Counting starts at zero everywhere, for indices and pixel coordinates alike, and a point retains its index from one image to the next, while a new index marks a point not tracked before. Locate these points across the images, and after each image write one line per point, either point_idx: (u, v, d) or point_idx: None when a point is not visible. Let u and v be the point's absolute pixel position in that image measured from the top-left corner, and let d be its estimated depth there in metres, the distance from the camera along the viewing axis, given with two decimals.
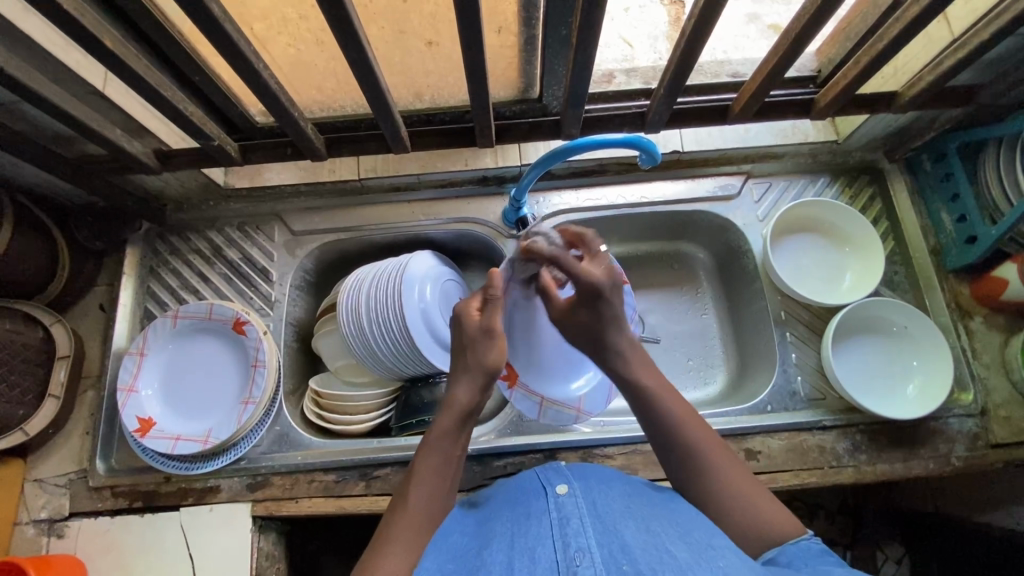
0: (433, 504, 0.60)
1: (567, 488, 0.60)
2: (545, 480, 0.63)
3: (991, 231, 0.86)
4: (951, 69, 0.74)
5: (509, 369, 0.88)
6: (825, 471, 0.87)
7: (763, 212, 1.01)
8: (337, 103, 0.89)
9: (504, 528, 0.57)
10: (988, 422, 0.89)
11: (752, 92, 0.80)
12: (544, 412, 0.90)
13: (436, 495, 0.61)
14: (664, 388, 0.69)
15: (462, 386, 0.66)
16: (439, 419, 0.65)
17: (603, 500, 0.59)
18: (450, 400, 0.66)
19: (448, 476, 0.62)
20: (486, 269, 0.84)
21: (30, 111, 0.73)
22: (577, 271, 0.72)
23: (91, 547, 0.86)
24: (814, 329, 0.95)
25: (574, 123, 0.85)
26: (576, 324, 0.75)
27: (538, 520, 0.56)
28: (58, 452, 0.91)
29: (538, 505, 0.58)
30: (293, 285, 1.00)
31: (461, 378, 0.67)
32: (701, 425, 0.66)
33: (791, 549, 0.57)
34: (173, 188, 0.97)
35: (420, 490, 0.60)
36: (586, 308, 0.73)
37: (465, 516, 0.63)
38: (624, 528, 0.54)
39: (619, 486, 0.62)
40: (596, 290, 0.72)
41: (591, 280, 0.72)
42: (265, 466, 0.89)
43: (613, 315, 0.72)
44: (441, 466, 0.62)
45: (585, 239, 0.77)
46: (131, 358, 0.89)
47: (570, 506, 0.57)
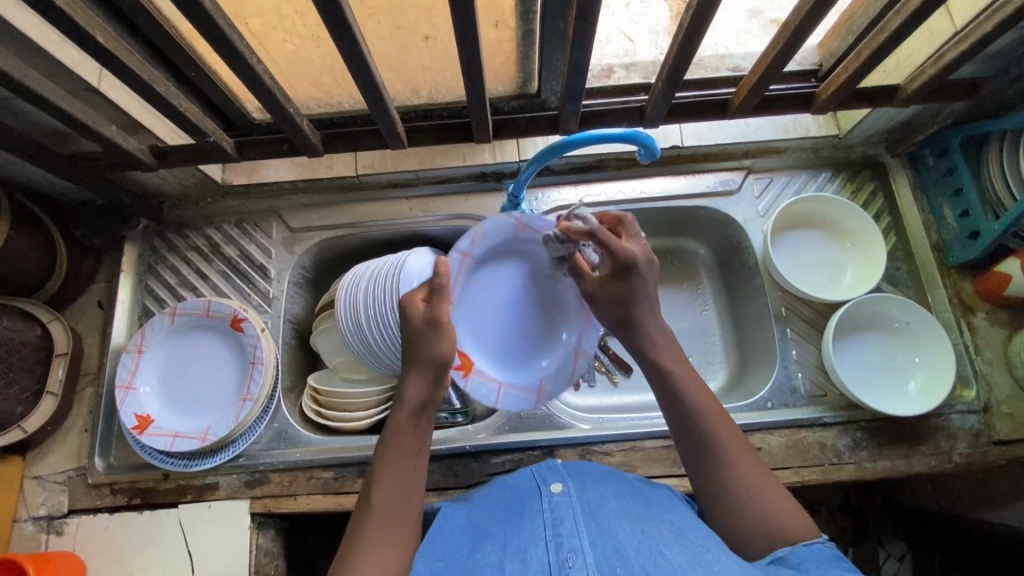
0: (402, 504, 0.57)
1: (561, 487, 0.59)
2: (539, 478, 0.62)
3: (994, 225, 0.85)
4: (953, 61, 0.73)
5: (463, 356, 0.84)
6: (825, 468, 0.87)
7: (763, 207, 1.00)
8: (334, 99, 0.89)
9: (497, 528, 0.57)
10: (990, 419, 0.88)
11: (752, 86, 0.79)
12: (501, 398, 0.86)
13: (405, 494, 0.58)
14: (689, 379, 0.66)
15: (412, 379, 0.64)
16: (395, 416, 0.62)
17: (598, 499, 0.58)
18: (404, 395, 0.63)
19: (414, 472, 0.60)
20: (456, 253, 0.82)
21: (26, 108, 0.73)
22: (611, 244, 0.70)
23: (90, 545, 0.86)
24: (814, 326, 0.94)
25: (572, 117, 0.84)
26: (605, 297, 0.73)
27: (532, 520, 0.56)
28: (57, 450, 0.91)
29: (532, 504, 0.58)
30: (292, 282, 1.00)
31: (411, 371, 0.64)
32: (721, 418, 0.64)
33: (803, 550, 0.56)
34: (171, 185, 0.96)
35: (386, 490, 0.58)
36: (616, 280, 0.71)
37: (458, 513, 0.63)
38: (619, 529, 0.54)
39: (614, 485, 0.62)
40: (630, 263, 0.70)
41: (625, 255, 0.70)
42: (264, 463, 0.89)
43: (643, 290, 0.70)
44: (403, 462, 0.59)
45: (625, 224, 0.75)
46: (129, 355, 0.90)
47: (564, 506, 0.56)
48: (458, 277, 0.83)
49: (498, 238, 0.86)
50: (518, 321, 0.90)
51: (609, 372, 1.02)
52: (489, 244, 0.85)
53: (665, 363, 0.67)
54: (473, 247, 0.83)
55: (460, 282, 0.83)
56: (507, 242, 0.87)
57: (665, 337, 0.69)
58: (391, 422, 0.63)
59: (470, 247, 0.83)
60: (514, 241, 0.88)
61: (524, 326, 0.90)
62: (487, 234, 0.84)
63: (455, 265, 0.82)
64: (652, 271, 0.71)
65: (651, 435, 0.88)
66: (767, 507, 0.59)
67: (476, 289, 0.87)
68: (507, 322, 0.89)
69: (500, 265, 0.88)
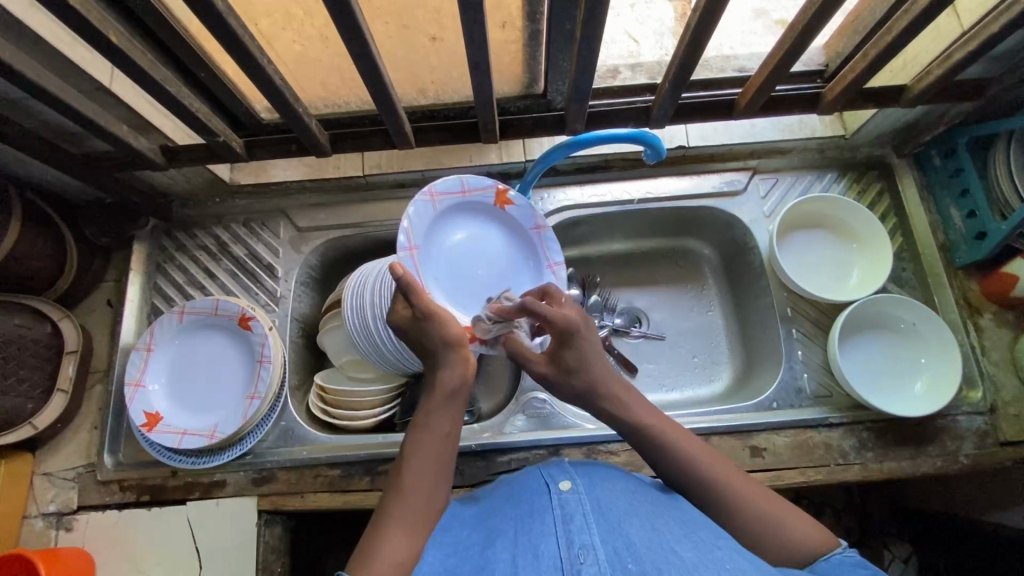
0: (430, 491, 0.57)
1: (570, 485, 0.59)
2: (548, 476, 0.63)
3: (1001, 226, 0.85)
4: (960, 62, 0.73)
5: (470, 329, 0.80)
6: (831, 468, 0.86)
7: (769, 208, 1.00)
8: (341, 99, 0.89)
9: (507, 525, 0.57)
10: (997, 420, 0.88)
11: (758, 86, 0.79)
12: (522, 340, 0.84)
13: (432, 477, 0.58)
14: (668, 429, 0.63)
15: (447, 367, 0.64)
16: (428, 399, 0.62)
17: (606, 497, 0.58)
18: (439, 379, 0.63)
19: (443, 455, 0.60)
20: (401, 251, 0.77)
21: (39, 108, 0.74)
22: (544, 315, 0.65)
23: (99, 540, 0.87)
24: (820, 326, 0.94)
25: (579, 118, 0.84)
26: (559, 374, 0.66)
27: (541, 517, 0.56)
28: (67, 446, 0.92)
29: (541, 502, 0.58)
30: (299, 281, 1.01)
31: (442, 362, 0.64)
32: (712, 457, 0.61)
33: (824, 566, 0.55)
34: (179, 185, 0.97)
35: (415, 472, 0.58)
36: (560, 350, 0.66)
37: (469, 512, 0.63)
38: (629, 526, 0.54)
39: (623, 483, 0.62)
40: (570, 329, 0.65)
41: (563, 320, 0.65)
42: (270, 461, 0.89)
43: (592, 351, 0.65)
44: (435, 446, 0.59)
45: (552, 292, 0.71)
46: (138, 353, 0.90)
47: (574, 504, 0.56)
48: (417, 271, 0.79)
49: (427, 219, 0.81)
50: (493, 269, 0.87)
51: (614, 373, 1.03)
52: (430, 218, 0.82)
53: (642, 421, 0.63)
54: (417, 228, 0.79)
55: (423, 273, 0.79)
56: (437, 215, 0.83)
57: (631, 394, 0.65)
58: (424, 406, 0.62)
59: (416, 230, 0.79)
60: (442, 213, 0.84)
61: (495, 272, 0.87)
62: (415, 220, 0.79)
63: (408, 262, 0.78)
64: (592, 330, 0.66)
65: None
66: (785, 533, 0.57)
67: (445, 261, 0.83)
68: (482, 277, 0.86)
69: (449, 231, 0.85)
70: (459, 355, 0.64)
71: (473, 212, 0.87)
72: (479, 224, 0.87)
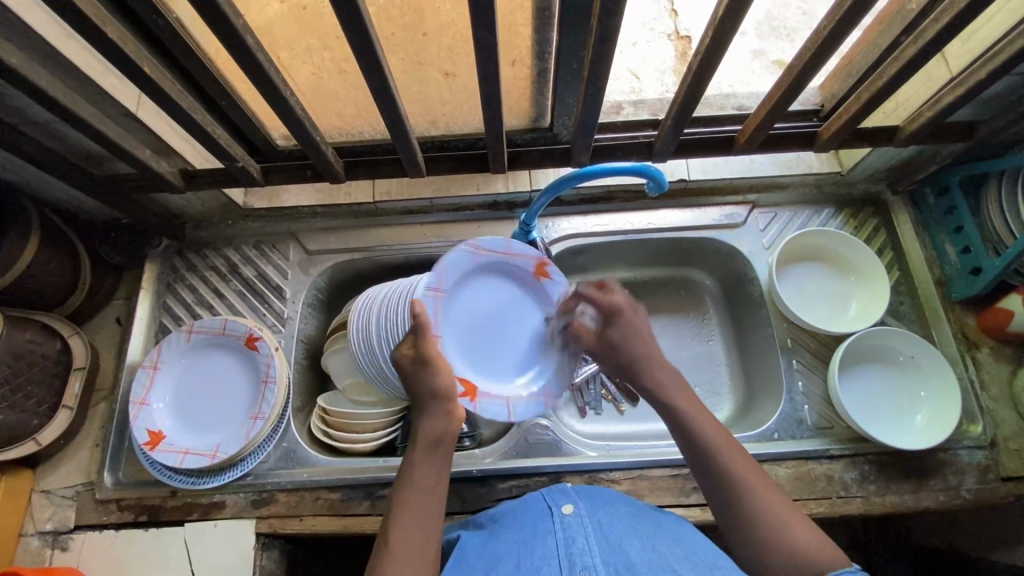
0: (421, 544, 0.57)
1: (573, 508, 0.60)
2: (551, 502, 0.63)
3: (994, 262, 0.87)
4: (949, 105, 0.76)
5: (464, 382, 0.83)
6: (833, 501, 0.86)
7: (769, 240, 1.02)
8: (355, 129, 0.93)
9: (511, 550, 0.57)
10: (998, 455, 0.88)
11: (756, 125, 0.82)
12: (514, 409, 0.87)
13: (421, 530, 0.58)
14: (700, 416, 0.67)
15: (430, 419, 0.67)
16: (412, 454, 0.64)
17: (608, 520, 0.59)
18: (421, 433, 0.66)
19: (432, 506, 0.60)
20: (427, 291, 0.81)
21: (67, 132, 0.77)
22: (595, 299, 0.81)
23: (94, 562, 0.86)
24: (820, 357, 0.95)
25: (584, 150, 0.87)
26: (609, 350, 0.79)
27: (544, 539, 0.56)
28: (67, 464, 0.91)
29: (544, 525, 0.59)
30: (306, 303, 1.02)
31: (427, 411, 0.67)
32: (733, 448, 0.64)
33: None
34: (194, 207, 1.00)
35: (403, 524, 0.58)
36: (608, 330, 0.80)
37: (473, 538, 0.63)
38: (628, 547, 0.54)
39: (624, 509, 0.63)
40: (614, 311, 0.79)
41: (612, 304, 0.80)
42: (270, 483, 0.89)
43: (633, 332, 0.77)
44: (421, 500, 0.60)
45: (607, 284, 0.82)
46: (144, 371, 0.91)
47: (576, 526, 0.57)
48: (438, 313, 0.83)
49: (465, 267, 0.87)
50: (498, 327, 0.91)
51: (616, 401, 1.04)
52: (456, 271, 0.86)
53: (676, 402, 0.69)
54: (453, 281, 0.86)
55: (442, 316, 0.83)
56: (476, 266, 0.88)
57: (666, 373, 0.73)
58: (407, 462, 0.64)
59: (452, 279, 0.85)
60: (478, 264, 0.88)
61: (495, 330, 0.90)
62: (451, 266, 0.84)
63: (430, 303, 0.82)
64: (636, 315, 0.79)
65: (658, 464, 0.88)
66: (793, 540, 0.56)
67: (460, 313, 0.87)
68: (487, 335, 0.89)
69: (474, 286, 0.89)
70: (442, 406, 0.67)
71: (493, 276, 0.90)
72: (497, 284, 0.91)
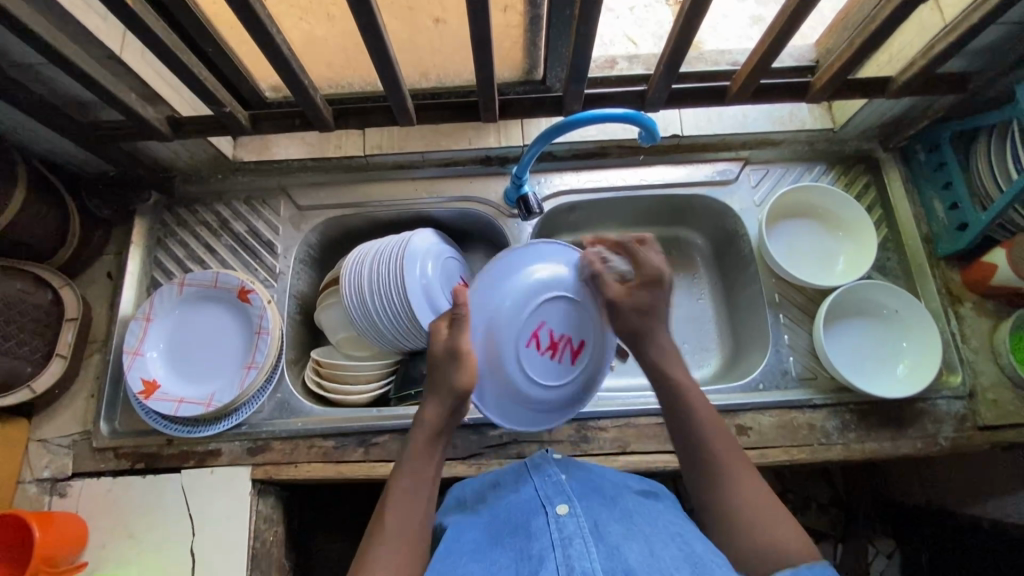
0: (410, 532, 0.63)
1: (567, 508, 0.63)
2: (545, 498, 0.66)
3: (981, 217, 0.88)
4: (943, 51, 0.76)
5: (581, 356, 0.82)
6: (814, 448, 0.88)
7: (759, 197, 1.02)
8: (345, 81, 0.93)
9: (509, 558, 0.59)
10: (976, 405, 0.90)
11: (747, 73, 0.82)
12: (564, 404, 0.82)
13: (414, 518, 0.64)
14: (689, 393, 0.72)
15: (431, 404, 0.71)
16: (413, 439, 0.70)
17: (604, 522, 0.61)
18: (420, 419, 0.71)
19: (425, 493, 0.67)
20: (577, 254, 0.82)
21: (49, 75, 0.75)
22: (638, 257, 0.80)
23: (91, 507, 0.87)
24: (807, 312, 0.97)
25: (576, 98, 0.86)
26: (637, 308, 0.78)
27: (540, 539, 0.59)
28: (63, 413, 0.92)
29: (539, 524, 0.62)
30: (298, 259, 1.03)
31: (432, 397, 0.72)
32: (723, 433, 0.69)
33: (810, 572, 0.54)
34: (183, 159, 0.99)
35: (397, 510, 0.64)
36: (648, 292, 0.79)
37: (467, 535, 0.66)
38: (628, 552, 0.56)
39: (621, 508, 0.65)
40: (658, 276, 0.79)
41: (652, 265, 0.80)
42: (265, 431, 0.90)
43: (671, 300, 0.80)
44: (414, 488, 0.66)
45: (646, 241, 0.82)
46: (137, 323, 0.92)
47: (572, 526, 0.60)
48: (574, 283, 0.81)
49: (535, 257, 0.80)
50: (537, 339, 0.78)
51: None
52: (509, 292, 0.77)
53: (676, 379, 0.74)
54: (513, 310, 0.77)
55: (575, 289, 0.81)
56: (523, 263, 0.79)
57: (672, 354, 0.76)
58: (408, 445, 0.70)
59: (495, 314, 0.76)
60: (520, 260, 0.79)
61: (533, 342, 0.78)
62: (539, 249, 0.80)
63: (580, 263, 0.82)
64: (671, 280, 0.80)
65: (645, 412, 0.90)
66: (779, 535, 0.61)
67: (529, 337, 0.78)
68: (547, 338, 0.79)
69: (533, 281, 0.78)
70: (452, 399, 0.71)
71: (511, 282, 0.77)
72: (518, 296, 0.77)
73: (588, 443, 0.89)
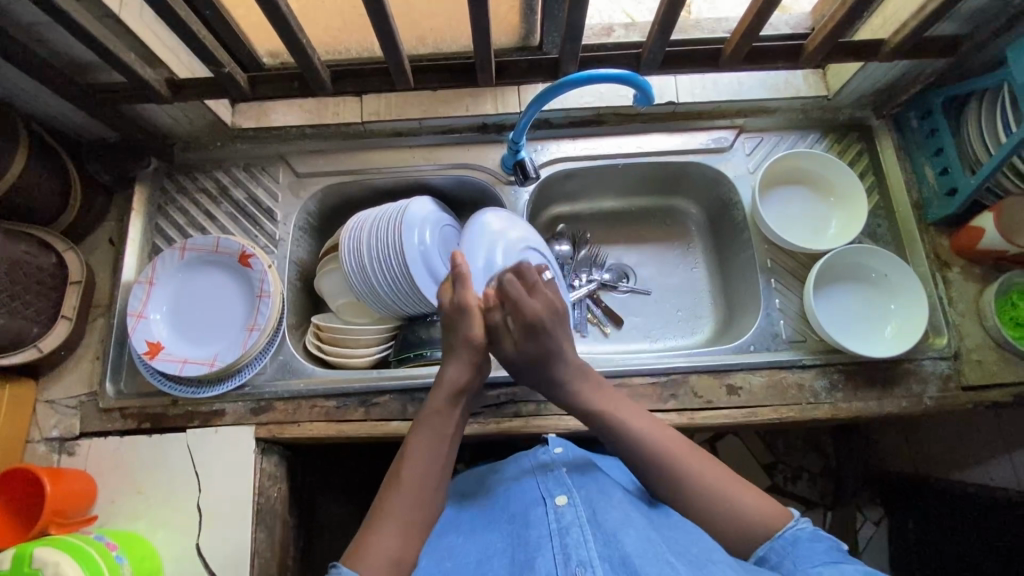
0: (422, 484, 0.67)
1: (565, 499, 0.67)
2: (546, 490, 0.70)
3: (970, 180, 0.89)
4: (933, 13, 0.77)
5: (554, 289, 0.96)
6: (802, 407, 0.91)
7: (754, 164, 1.04)
8: (342, 46, 0.93)
9: (507, 543, 0.65)
10: (961, 365, 0.92)
11: (741, 35, 0.82)
12: None
13: (427, 471, 0.68)
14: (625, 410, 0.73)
15: (452, 365, 0.74)
16: (433, 397, 0.73)
17: (603, 508, 0.65)
18: (442, 378, 0.74)
19: (440, 451, 0.70)
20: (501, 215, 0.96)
21: (50, 35, 0.76)
22: (515, 300, 0.75)
23: (100, 464, 0.90)
24: (798, 276, 0.99)
25: (572, 60, 0.86)
26: (528, 360, 0.75)
27: (539, 528, 0.64)
28: (69, 375, 0.94)
29: (538, 513, 0.66)
30: (297, 226, 1.04)
31: (453, 358, 0.75)
32: (664, 433, 0.71)
33: (780, 545, 0.62)
34: (182, 126, 0.99)
35: (412, 464, 0.68)
36: (533, 341, 0.74)
37: (467, 520, 0.72)
38: (624, 538, 0.59)
39: (618, 497, 0.68)
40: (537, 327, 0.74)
41: (531, 311, 0.74)
42: (268, 392, 0.92)
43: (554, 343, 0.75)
44: (431, 444, 0.70)
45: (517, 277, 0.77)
46: (141, 286, 0.93)
47: (569, 516, 0.64)
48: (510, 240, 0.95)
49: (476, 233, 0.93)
50: None
51: (600, 323, 1.08)
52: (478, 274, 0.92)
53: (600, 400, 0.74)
54: (507, 259, 0.94)
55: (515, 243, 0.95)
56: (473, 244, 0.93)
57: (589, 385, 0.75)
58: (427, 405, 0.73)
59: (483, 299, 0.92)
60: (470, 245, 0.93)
61: None
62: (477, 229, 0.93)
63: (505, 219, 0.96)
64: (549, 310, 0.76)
65: (638, 373, 0.92)
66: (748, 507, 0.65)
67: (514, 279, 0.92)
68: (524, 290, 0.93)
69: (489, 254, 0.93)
70: (469, 356, 0.74)
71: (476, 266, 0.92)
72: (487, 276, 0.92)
73: None
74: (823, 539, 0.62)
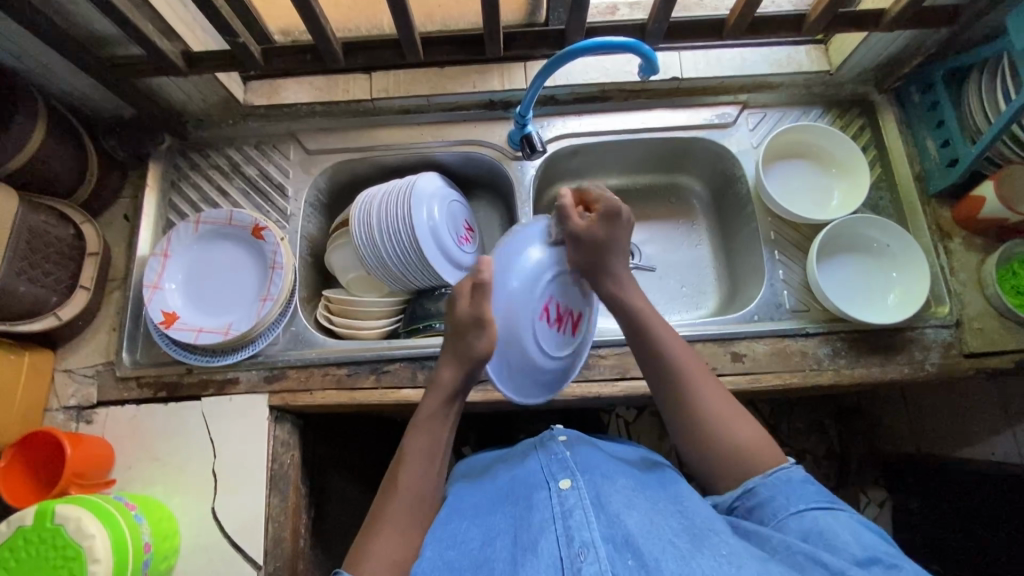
0: (417, 492, 0.68)
1: (569, 482, 0.66)
2: (549, 473, 0.69)
3: (970, 150, 0.90)
4: None
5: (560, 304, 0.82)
6: (806, 373, 0.92)
7: (757, 139, 1.05)
8: (352, 23, 0.95)
9: (509, 524, 0.64)
10: (963, 333, 0.94)
11: (743, 5, 0.84)
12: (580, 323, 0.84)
13: (421, 477, 0.69)
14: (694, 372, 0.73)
15: (447, 366, 0.75)
16: (428, 400, 0.74)
17: (605, 492, 0.64)
18: (437, 379, 0.75)
19: (435, 455, 0.71)
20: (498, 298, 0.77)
21: (71, 6, 0.78)
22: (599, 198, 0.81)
23: (117, 432, 0.92)
24: (801, 248, 1.00)
25: (578, 30, 0.88)
26: (594, 239, 0.79)
27: (541, 511, 0.63)
28: (86, 346, 0.97)
29: (542, 497, 0.65)
30: (308, 202, 1.06)
31: (449, 360, 0.75)
32: (723, 404, 0.70)
33: (771, 482, 0.64)
34: (196, 103, 1.02)
35: (408, 470, 0.69)
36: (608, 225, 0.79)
37: (469, 499, 0.72)
38: (627, 517, 0.60)
39: (623, 482, 0.67)
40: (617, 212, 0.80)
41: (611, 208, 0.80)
42: (281, 360, 0.94)
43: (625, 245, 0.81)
44: (425, 450, 0.71)
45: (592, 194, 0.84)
46: (155, 259, 0.95)
47: (573, 498, 0.63)
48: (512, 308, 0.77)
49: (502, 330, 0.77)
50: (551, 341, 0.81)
51: None
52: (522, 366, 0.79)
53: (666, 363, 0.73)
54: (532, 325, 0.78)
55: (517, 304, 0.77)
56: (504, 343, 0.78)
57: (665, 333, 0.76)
58: (422, 407, 0.74)
59: (534, 382, 0.82)
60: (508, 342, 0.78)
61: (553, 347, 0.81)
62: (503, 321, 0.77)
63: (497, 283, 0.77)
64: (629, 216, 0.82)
65: None
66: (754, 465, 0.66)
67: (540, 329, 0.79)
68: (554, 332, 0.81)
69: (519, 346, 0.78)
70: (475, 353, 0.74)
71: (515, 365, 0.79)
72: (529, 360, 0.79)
73: (589, 370, 0.94)
74: (812, 483, 0.63)
